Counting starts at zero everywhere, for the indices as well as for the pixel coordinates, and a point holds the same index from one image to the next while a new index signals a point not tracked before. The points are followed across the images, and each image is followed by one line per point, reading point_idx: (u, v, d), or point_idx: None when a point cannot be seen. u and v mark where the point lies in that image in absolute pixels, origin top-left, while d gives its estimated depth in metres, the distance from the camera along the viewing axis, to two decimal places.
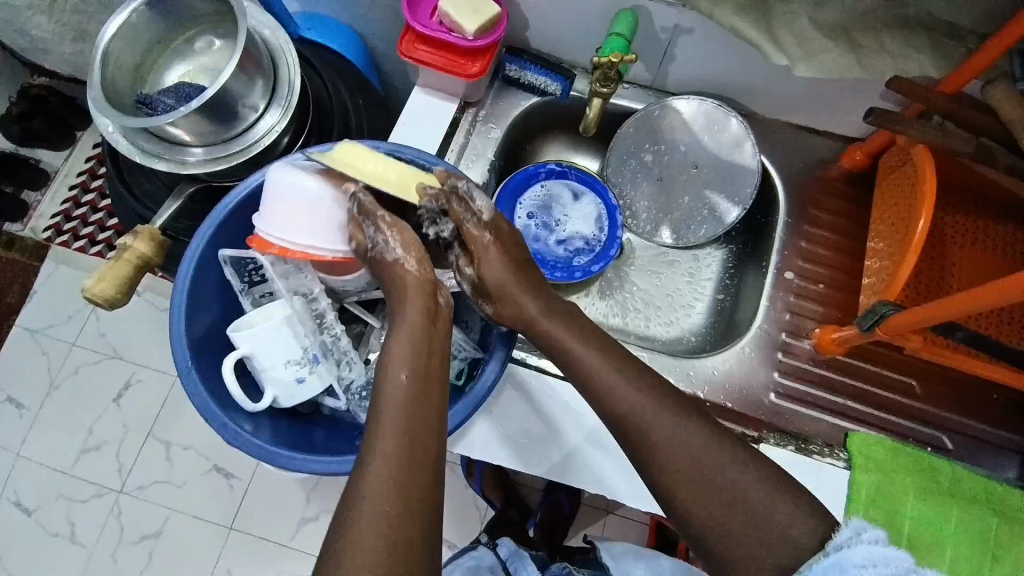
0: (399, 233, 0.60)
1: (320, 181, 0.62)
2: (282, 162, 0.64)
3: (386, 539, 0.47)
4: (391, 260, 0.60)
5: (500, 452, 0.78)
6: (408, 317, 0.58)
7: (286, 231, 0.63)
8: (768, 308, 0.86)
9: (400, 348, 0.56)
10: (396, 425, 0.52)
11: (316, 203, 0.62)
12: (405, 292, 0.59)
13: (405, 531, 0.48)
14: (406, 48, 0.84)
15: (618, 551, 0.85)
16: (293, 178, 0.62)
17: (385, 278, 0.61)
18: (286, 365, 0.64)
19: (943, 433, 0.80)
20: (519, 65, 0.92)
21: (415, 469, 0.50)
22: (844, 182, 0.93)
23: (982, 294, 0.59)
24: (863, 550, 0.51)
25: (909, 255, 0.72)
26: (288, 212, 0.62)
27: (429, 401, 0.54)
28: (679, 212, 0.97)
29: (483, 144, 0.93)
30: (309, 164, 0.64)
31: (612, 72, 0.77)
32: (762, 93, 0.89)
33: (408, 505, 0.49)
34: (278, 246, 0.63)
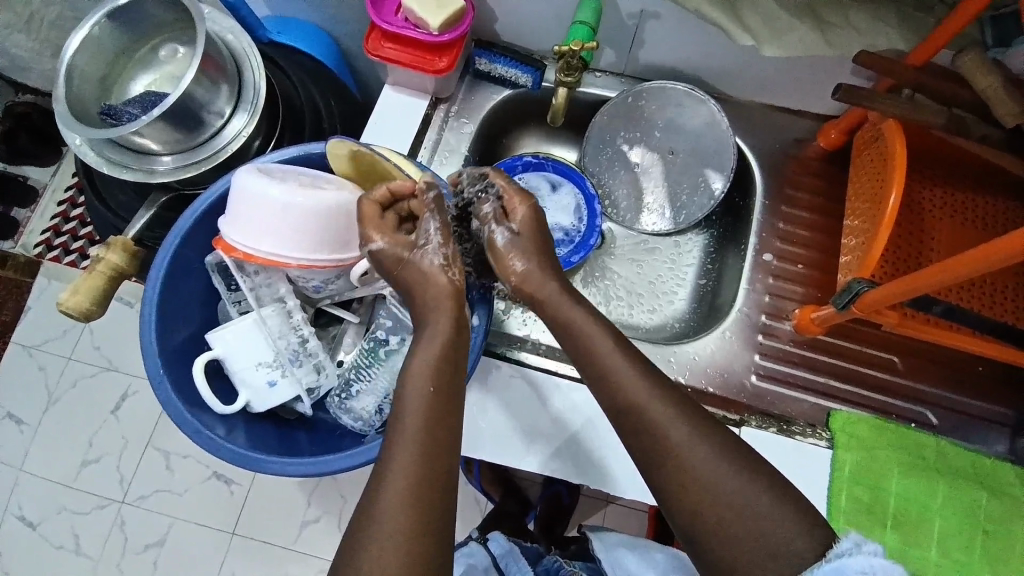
0: (447, 242, 0.60)
1: (287, 188, 0.59)
2: (248, 165, 0.61)
3: (405, 550, 0.47)
4: (434, 267, 0.59)
5: (503, 450, 0.78)
6: (437, 328, 0.57)
7: (254, 237, 0.60)
8: (748, 291, 0.86)
9: (428, 357, 0.55)
10: (415, 438, 0.51)
11: (283, 211, 0.59)
12: (437, 300, 0.58)
13: (422, 539, 0.48)
14: (372, 47, 0.84)
15: (612, 543, 0.85)
16: (260, 185, 0.58)
17: (414, 283, 0.60)
18: (257, 368, 0.63)
19: (930, 409, 0.79)
20: (488, 58, 0.92)
21: (432, 480, 0.50)
22: (821, 161, 0.92)
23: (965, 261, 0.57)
24: (863, 560, 0.49)
25: (882, 229, 0.72)
26: (256, 222, 0.59)
27: (446, 412, 0.54)
28: (655, 195, 0.97)
29: (457, 139, 0.93)
30: (276, 174, 0.61)
31: (575, 60, 0.77)
32: (734, 75, 0.89)
33: (426, 515, 0.49)
34: (242, 251, 0.60)
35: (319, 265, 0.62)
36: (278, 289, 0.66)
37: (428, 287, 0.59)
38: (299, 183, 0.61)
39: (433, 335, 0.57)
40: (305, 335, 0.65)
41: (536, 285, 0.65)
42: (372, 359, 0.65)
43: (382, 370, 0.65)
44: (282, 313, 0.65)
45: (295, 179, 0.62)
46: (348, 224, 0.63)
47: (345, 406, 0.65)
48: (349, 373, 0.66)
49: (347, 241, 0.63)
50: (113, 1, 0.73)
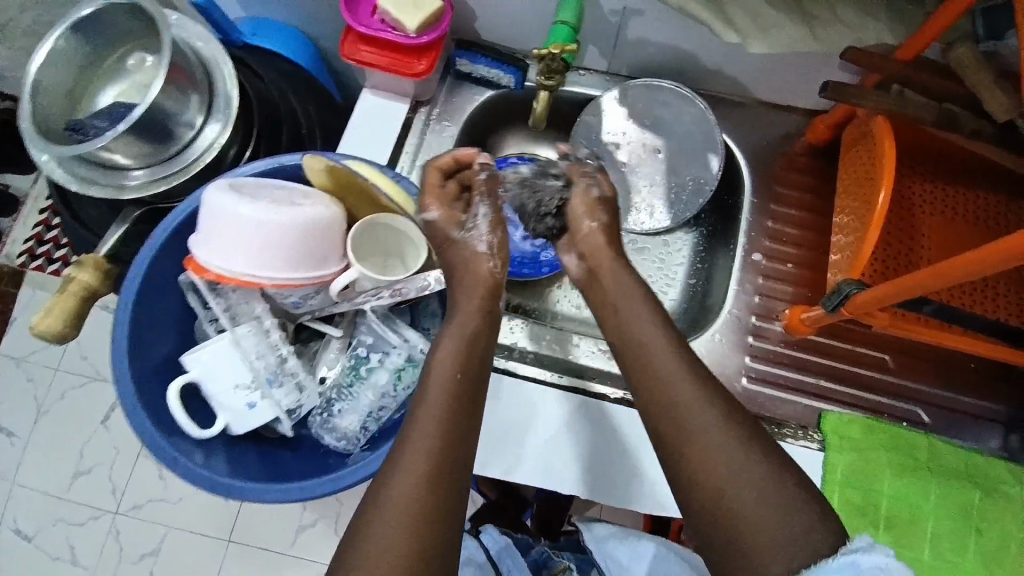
0: (494, 231, 0.63)
1: (258, 206, 0.57)
2: (218, 181, 0.59)
3: (414, 533, 0.47)
4: (482, 254, 0.62)
5: (521, 463, 0.77)
6: (467, 315, 0.59)
7: (228, 258, 0.58)
8: (738, 292, 0.84)
9: (455, 344, 0.57)
10: (435, 424, 0.52)
11: (256, 230, 0.57)
12: (475, 286, 0.61)
13: (432, 522, 0.48)
14: (348, 50, 0.82)
15: (601, 534, 0.83)
16: (229, 204, 0.56)
17: (456, 261, 0.62)
18: (234, 391, 0.62)
19: (921, 407, 0.78)
20: (468, 58, 0.89)
21: (449, 466, 0.50)
22: (809, 156, 0.90)
23: (959, 264, 0.55)
24: (876, 556, 0.48)
25: (871, 228, 0.71)
26: (229, 241, 0.57)
27: (468, 400, 0.54)
28: (641, 196, 0.95)
29: (438, 143, 0.91)
30: (247, 191, 0.59)
31: (556, 63, 0.75)
32: (721, 72, 0.87)
33: (440, 500, 0.49)
34: (214, 272, 0.58)
35: (294, 285, 0.60)
36: (254, 308, 0.64)
37: (471, 273, 0.61)
38: (271, 201, 0.59)
39: (464, 322, 0.59)
40: (283, 355, 0.64)
41: (599, 255, 0.70)
42: (353, 377, 0.66)
43: (365, 387, 0.65)
44: (260, 333, 0.63)
45: (266, 196, 0.59)
46: (324, 242, 0.61)
47: (328, 425, 0.66)
48: (331, 392, 0.66)
49: (323, 258, 0.62)
50: (75, 13, 0.71)
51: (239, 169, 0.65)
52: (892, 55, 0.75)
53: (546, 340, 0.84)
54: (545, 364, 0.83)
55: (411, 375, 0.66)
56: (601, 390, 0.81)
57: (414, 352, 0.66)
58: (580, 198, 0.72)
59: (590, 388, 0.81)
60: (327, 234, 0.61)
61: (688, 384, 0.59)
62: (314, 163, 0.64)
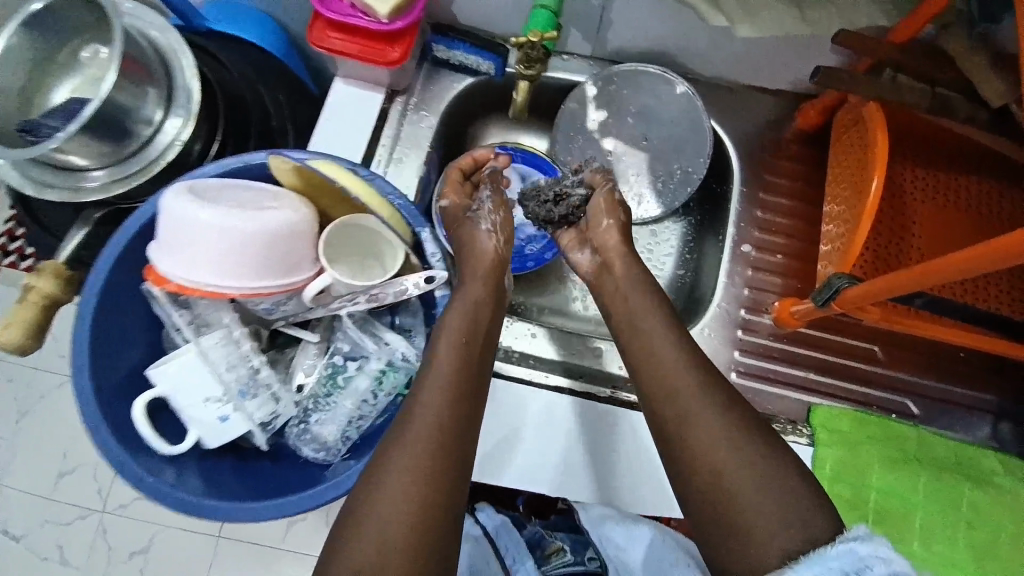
0: (497, 212, 0.72)
1: (223, 214, 0.54)
2: (177, 185, 0.55)
3: (421, 484, 0.51)
4: (489, 232, 0.70)
5: (526, 472, 0.75)
6: (472, 288, 0.65)
7: (191, 267, 0.55)
8: (727, 284, 0.82)
9: (462, 312, 0.62)
10: (443, 387, 0.57)
11: (219, 238, 0.54)
12: (481, 262, 0.67)
13: (438, 477, 0.52)
14: (317, 38, 0.77)
15: (597, 516, 0.72)
16: (193, 212, 0.53)
17: (465, 239, 0.71)
18: (205, 404, 0.59)
19: (910, 398, 0.78)
20: (446, 44, 0.85)
21: (454, 428, 0.55)
22: (799, 143, 0.88)
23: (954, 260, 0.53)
24: (876, 542, 0.47)
25: (864, 219, 0.69)
26: (194, 250, 0.54)
27: (470, 373, 0.59)
28: (628, 185, 0.91)
29: (416, 133, 0.87)
30: (211, 196, 0.56)
31: (534, 52, 0.72)
32: (709, 56, 0.84)
33: (446, 457, 0.53)
34: (177, 283, 0.55)
35: (263, 294, 0.57)
36: (222, 317, 0.61)
37: (478, 251, 0.69)
38: (234, 206, 0.56)
39: (468, 294, 0.64)
40: (256, 366, 0.62)
41: (607, 245, 0.74)
42: (331, 387, 0.64)
43: (344, 396, 0.64)
44: (231, 342, 0.61)
45: (228, 201, 0.56)
46: (293, 248, 0.58)
47: (306, 436, 0.63)
48: (309, 402, 0.64)
49: (294, 264, 0.59)
50: (27, 8, 0.67)
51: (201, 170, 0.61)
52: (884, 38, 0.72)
53: (533, 338, 0.82)
54: (531, 362, 0.81)
55: (390, 383, 0.64)
56: (589, 388, 0.80)
57: (395, 357, 0.64)
58: (605, 200, 0.75)
59: (577, 388, 0.80)
60: (295, 240, 0.58)
61: (677, 369, 0.62)
62: (279, 163, 0.61)
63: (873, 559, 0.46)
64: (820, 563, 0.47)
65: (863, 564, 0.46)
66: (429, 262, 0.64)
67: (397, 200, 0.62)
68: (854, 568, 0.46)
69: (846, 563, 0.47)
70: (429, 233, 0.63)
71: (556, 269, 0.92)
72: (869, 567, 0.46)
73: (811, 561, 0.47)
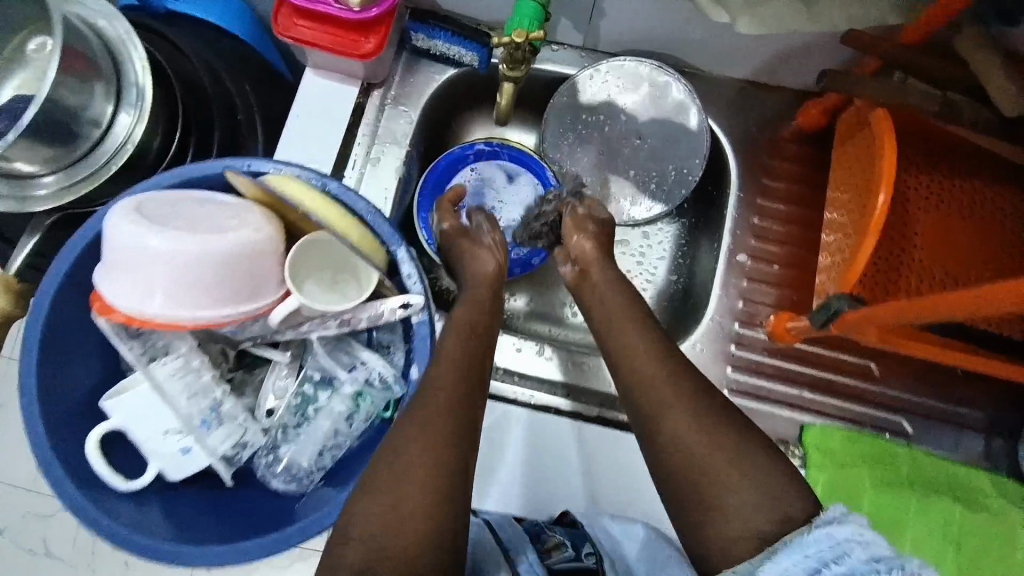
0: (493, 231, 0.75)
1: (169, 238, 0.49)
2: (122, 204, 0.51)
3: (430, 468, 0.51)
4: (485, 246, 0.73)
5: (514, 496, 0.72)
6: (476, 292, 0.69)
7: (140, 295, 0.50)
8: (721, 295, 0.79)
9: (463, 315, 0.65)
10: (452, 372, 0.58)
11: (168, 264, 0.49)
12: (481, 266, 0.71)
13: (449, 457, 0.52)
14: (282, 25, 0.70)
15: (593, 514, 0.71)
16: (136, 237, 0.49)
17: (464, 257, 0.73)
18: (165, 437, 0.56)
19: (903, 417, 0.76)
20: (426, 33, 0.78)
21: (463, 412, 0.55)
22: (802, 144, 0.83)
23: (953, 300, 0.51)
24: (851, 525, 0.47)
25: (869, 233, 0.64)
26: (141, 278, 0.50)
27: (471, 374, 0.58)
28: (621, 187, 0.86)
29: (396, 128, 0.80)
30: (158, 216, 0.51)
31: (520, 53, 0.65)
32: (708, 49, 0.78)
33: (456, 440, 0.53)
34: (124, 313, 0.50)
35: (219, 324, 0.52)
36: (179, 346, 0.57)
37: (479, 268, 0.71)
38: (185, 227, 0.51)
39: (472, 297, 0.68)
40: (218, 398, 0.58)
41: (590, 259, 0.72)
42: (300, 417, 0.60)
43: (311, 429, 0.60)
44: (190, 372, 0.56)
45: (179, 221, 0.51)
46: (253, 272, 0.53)
47: (274, 469, 0.60)
48: (277, 432, 0.60)
49: (256, 288, 0.54)
50: None
51: (150, 182, 0.55)
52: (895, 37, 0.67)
53: (518, 353, 0.79)
54: (516, 376, 0.78)
55: (369, 403, 0.61)
56: (575, 406, 0.77)
57: (372, 376, 0.61)
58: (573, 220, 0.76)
59: (563, 407, 0.77)
60: (255, 263, 0.53)
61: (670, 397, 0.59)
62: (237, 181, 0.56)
63: (850, 544, 0.46)
64: (799, 553, 0.48)
65: (840, 551, 0.46)
66: (406, 285, 0.59)
67: (370, 218, 0.58)
68: (832, 557, 0.46)
69: (824, 550, 0.47)
70: (405, 253, 0.58)
71: (543, 273, 0.88)
72: (847, 554, 0.46)
73: (789, 551, 0.48)
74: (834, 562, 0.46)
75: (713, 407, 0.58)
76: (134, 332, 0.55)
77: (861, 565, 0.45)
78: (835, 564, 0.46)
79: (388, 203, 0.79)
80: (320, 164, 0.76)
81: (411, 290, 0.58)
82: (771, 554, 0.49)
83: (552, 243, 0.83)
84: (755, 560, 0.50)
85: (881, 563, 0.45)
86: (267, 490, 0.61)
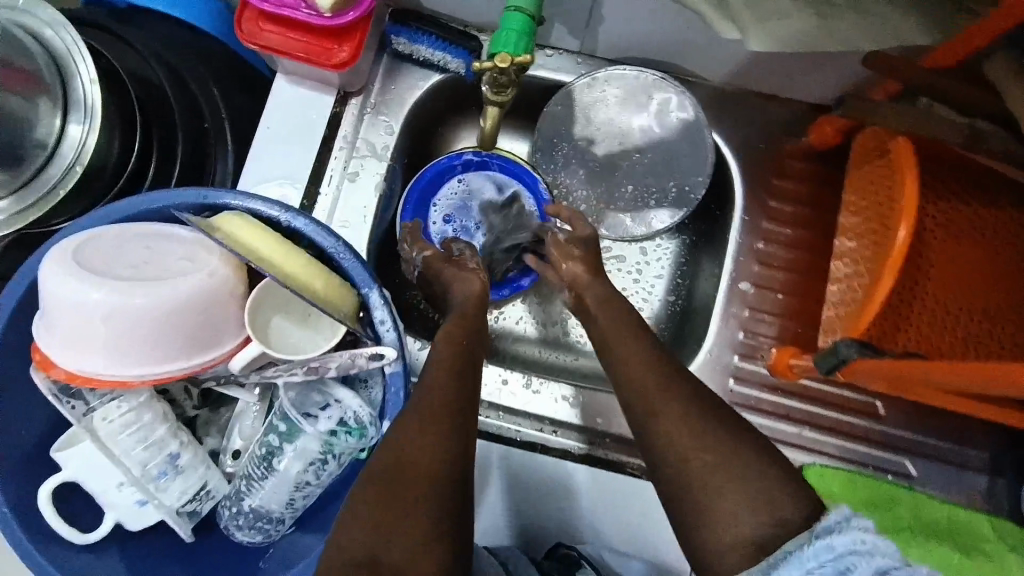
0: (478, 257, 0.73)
1: (109, 295, 0.47)
2: (56, 254, 0.47)
3: (442, 457, 0.51)
4: (470, 268, 0.70)
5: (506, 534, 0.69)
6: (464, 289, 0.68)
7: (80, 353, 0.48)
8: (720, 325, 0.74)
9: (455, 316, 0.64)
10: (447, 368, 0.57)
11: (108, 323, 0.47)
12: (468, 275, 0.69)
13: (458, 441, 0.53)
14: (247, 31, 0.64)
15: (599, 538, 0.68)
16: (72, 295, 0.46)
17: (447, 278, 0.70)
18: (119, 489, 0.52)
19: (907, 457, 0.73)
20: (408, 37, 0.72)
21: (466, 401, 0.56)
22: (812, 162, 0.77)
23: (970, 370, 0.50)
24: (853, 536, 0.46)
25: (887, 269, 0.59)
26: (82, 337, 0.47)
27: (464, 400, 0.55)
28: (618, 205, 0.80)
29: (374, 138, 0.74)
30: (99, 268, 0.48)
31: (504, 78, 0.59)
32: (715, 59, 0.71)
33: (458, 424, 0.54)
34: (64, 371, 0.48)
35: (171, 377, 0.50)
36: (137, 395, 0.53)
37: (465, 288, 0.68)
38: (127, 281, 0.48)
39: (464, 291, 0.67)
40: (173, 451, 0.54)
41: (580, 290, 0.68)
42: (264, 468, 0.55)
43: (275, 480, 0.55)
44: (140, 427, 0.53)
45: (120, 274, 0.48)
46: (205, 322, 0.51)
47: (238, 521, 0.56)
48: (242, 482, 0.56)
49: (209, 339, 0.52)
50: None
51: (95, 216, 0.51)
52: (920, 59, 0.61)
53: (504, 386, 0.73)
54: (501, 409, 0.73)
55: (342, 446, 0.55)
56: (566, 443, 0.71)
57: (347, 416, 0.55)
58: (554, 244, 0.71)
59: (550, 444, 0.71)
60: (206, 314, 0.51)
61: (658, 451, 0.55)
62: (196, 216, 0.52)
63: (854, 557, 0.45)
64: (800, 567, 0.46)
65: (844, 565, 0.45)
66: (379, 331, 0.54)
67: (342, 256, 0.54)
68: (836, 572, 0.45)
69: (826, 561, 0.45)
70: (377, 297, 0.54)
71: (533, 293, 0.82)
72: (851, 569, 0.45)
73: (790, 567, 0.46)
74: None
75: (706, 448, 0.53)
76: (74, 389, 0.52)
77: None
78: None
79: (367, 222, 0.73)
80: (295, 182, 0.71)
81: (385, 339, 0.54)
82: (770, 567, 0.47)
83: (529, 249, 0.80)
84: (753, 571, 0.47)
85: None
86: (231, 542, 0.58)
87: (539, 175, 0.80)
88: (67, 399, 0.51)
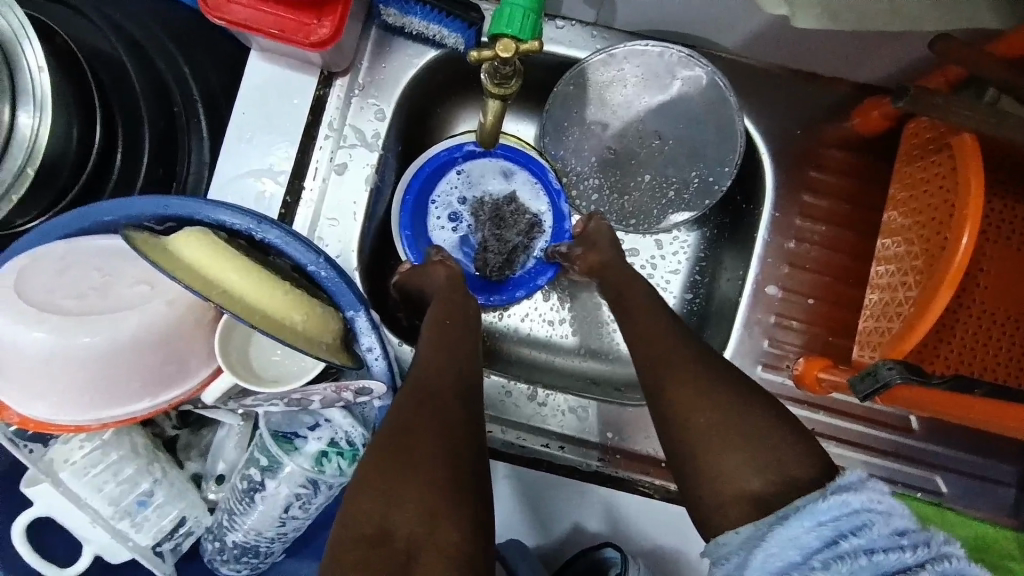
0: None
1: (57, 334, 0.44)
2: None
3: (455, 470, 0.47)
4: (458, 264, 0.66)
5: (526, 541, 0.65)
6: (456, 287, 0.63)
7: (34, 397, 0.46)
8: (742, 334, 0.68)
9: (453, 314, 0.60)
10: (445, 370, 0.53)
11: (61, 364, 0.45)
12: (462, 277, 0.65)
13: (471, 446, 0.49)
14: (213, 6, 0.56)
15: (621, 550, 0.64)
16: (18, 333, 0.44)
17: (442, 279, 0.64)
18: (93, 525, 0.50)
19: (938, 474, 0.68)
20: (398, 8, 0.62)
21: (468, 400, 0.52)
22: (851, 151, 0.69)
23: (995, 413, 0.48)
24: (869, 492, 0.40)
25: (947, 283, 0.52)
26: (36, 379, 0.45)
27: (468, 403, 0.52)
28: (634, 197, 0.73)
29: (362, 125, 0.67)
30: (51, 304, 0.45)
31: (507, 69, 0.51)
32: (750, 33, 0.62)
33: (465, 438, 0.49)
34: (18, 415, 0.46)
35: (139, 416, 0.48)
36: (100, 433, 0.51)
37: (458, 287, 0.64)
38: (77, 318, 0.45)
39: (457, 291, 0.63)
40: (148, 488, 0.52)
41: None
42: (245, 502, 0.52)
43: (258, 512, 0.52)
44: (110, 464, 0.50)
45: (69, 309, 0.45)
46: (167, 357, 0.47)
47: (220, 554, 0.54)
48: (224, 515, 0.53)
49: (174, 374, 0.48)
50: None
51: (40, 232, 0.47)
52: (988, 44, 0.53)
53: (507, 397, 0.69)
54: (507, 423, 0.68)
55: (332, 469, 0.51)
56: (572, 460, 0.67)
57: (338, 438, 0.51)
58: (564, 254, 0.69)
59: (557, 460, 0.67)
60: (170, 346, 0.47)
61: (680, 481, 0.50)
62: (146, 241, 0.46)
63: (871, 514, 0.39)
64: (810, 519, 0.40)
65: (859, 521, 0.39)
66: (367, 359, 0.51)
67: (322, 275, 0.49)
68: (851, 527, 0.39)
69: (841, 519, 0.40)
70: (366, 322, 0.49)
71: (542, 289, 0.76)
72: (868, 525, 0.39)
73: (799, 518, 0.41)
74: (854, 533, 0.39)
75: (720, 469, 0.49)
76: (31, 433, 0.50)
77: (881, 539, 0.38)
78: (853, 535, 0.38)
79: (357, 220, 0.66)
80: (276, 175, 0.63)
81: (375, 371, 0.50)
82: (779, 519, 0.43)
83: (530, 244, 0.74)
84: (760, 523, 0.44)
85: (905, 539, 0.38)
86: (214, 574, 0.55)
87: (547, 163, 0.72)
88: (25, 443, 0.49)
